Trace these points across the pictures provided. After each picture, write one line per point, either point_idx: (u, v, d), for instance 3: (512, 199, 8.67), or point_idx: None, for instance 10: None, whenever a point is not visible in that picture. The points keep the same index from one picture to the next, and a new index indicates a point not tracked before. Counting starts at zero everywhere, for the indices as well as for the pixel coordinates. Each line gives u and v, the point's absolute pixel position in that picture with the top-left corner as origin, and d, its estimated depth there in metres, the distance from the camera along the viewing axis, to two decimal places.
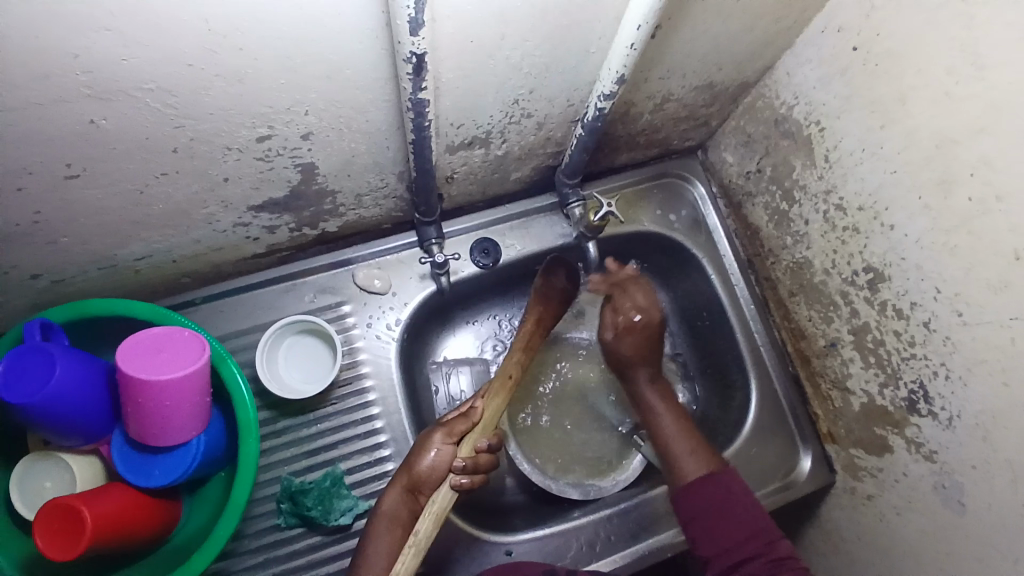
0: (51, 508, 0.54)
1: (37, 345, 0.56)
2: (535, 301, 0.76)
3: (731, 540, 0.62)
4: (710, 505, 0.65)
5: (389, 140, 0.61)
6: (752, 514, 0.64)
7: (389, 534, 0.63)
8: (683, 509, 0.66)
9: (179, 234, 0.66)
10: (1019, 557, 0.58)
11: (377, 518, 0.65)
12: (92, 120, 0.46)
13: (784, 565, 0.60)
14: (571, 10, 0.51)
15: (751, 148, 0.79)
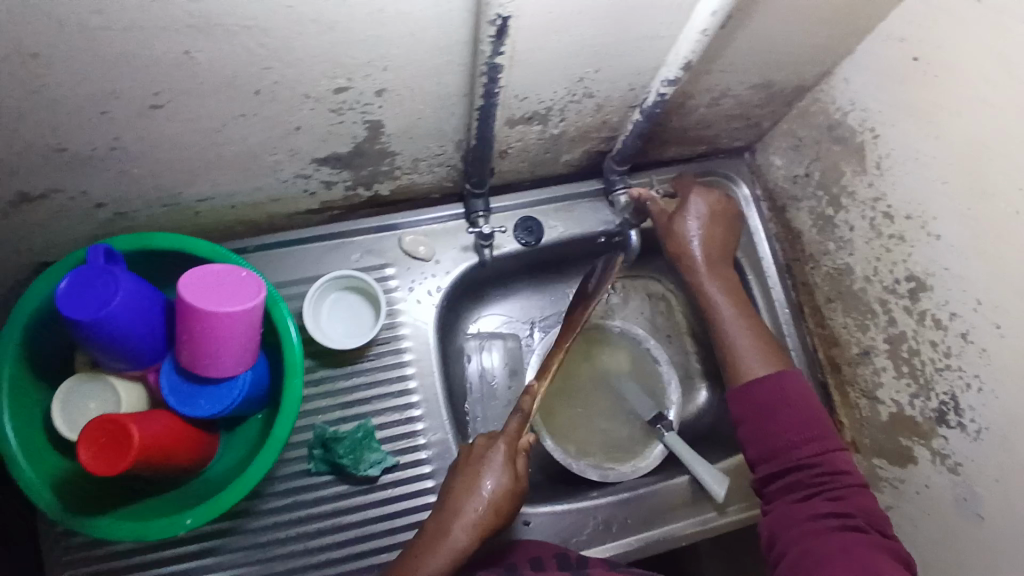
0: (99, 423, 0.56)
1: (100, 264, 0.57)
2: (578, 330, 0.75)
3: (784, 441, 0.66)
4: (765, 406, 0.68)
5: (456, 106, 0.63)
6: (813, 416, 0.67)
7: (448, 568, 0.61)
8: (738, 409, 0.70)
9: (243, 180, 0.69)
10: None
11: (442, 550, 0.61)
12: (187, 51, 0.48)
13: (833, 478, 0.63)
14: None
15: (800, 152, 0.80)
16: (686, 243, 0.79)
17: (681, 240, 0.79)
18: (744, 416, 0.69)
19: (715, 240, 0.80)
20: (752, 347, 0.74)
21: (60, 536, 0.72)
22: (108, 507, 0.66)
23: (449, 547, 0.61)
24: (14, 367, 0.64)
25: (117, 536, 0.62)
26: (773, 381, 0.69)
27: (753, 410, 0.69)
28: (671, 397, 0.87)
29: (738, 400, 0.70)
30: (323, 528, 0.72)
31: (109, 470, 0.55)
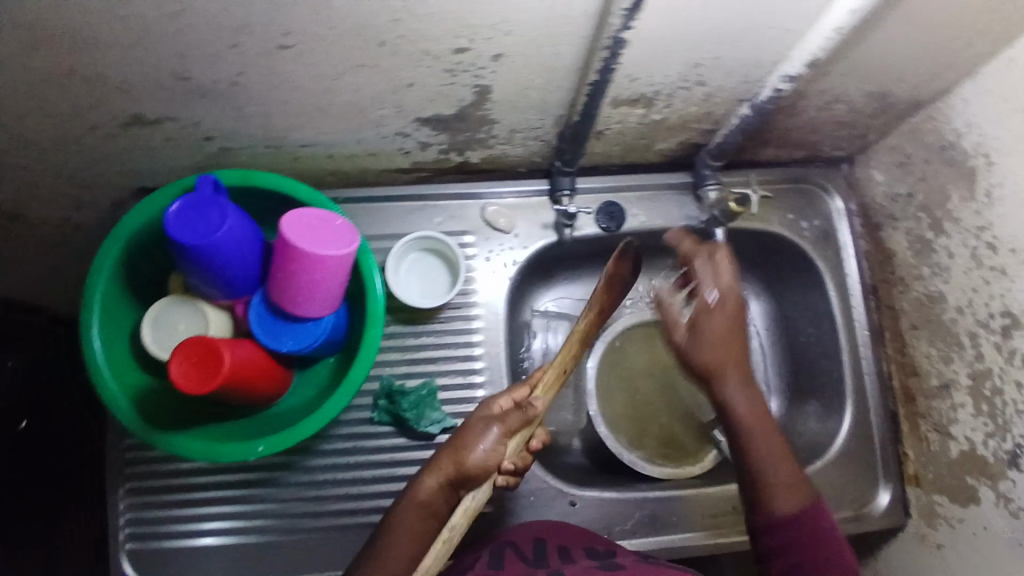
0: (194, 343, 0.59)
1: (211, 194, 0.60)
2: (602, 289, 0.75)
3: None
4: (802, 542, 0.60)
5: (566, 79, 0.62)
6: (844, 561, 0.60)
7: (416, 522, 0.59)
8: (769, 538, 0.61)
9: (346, 130, 0.70)
10: None
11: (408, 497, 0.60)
12: None
13: None
14: None
15: (905, 170, 0.77)
16: (716, 358, 0.65)
17: (702, 351, 0.65)
18: (777, 545, 0.61)
19: (738, 355, 0.66)
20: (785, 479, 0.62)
21: (131, 448, 0.76)
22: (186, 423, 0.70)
23: (414, 497, 0.60)
24: (108, 281, 0.67)
25: (193, 455, 0.65)
26: (811, 518, 0.61)
27: (790, 544, 0.60)
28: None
29: (771, 529, 0.61)
30: (378, 476, 0.77)
31: (199, 388, 0.59)
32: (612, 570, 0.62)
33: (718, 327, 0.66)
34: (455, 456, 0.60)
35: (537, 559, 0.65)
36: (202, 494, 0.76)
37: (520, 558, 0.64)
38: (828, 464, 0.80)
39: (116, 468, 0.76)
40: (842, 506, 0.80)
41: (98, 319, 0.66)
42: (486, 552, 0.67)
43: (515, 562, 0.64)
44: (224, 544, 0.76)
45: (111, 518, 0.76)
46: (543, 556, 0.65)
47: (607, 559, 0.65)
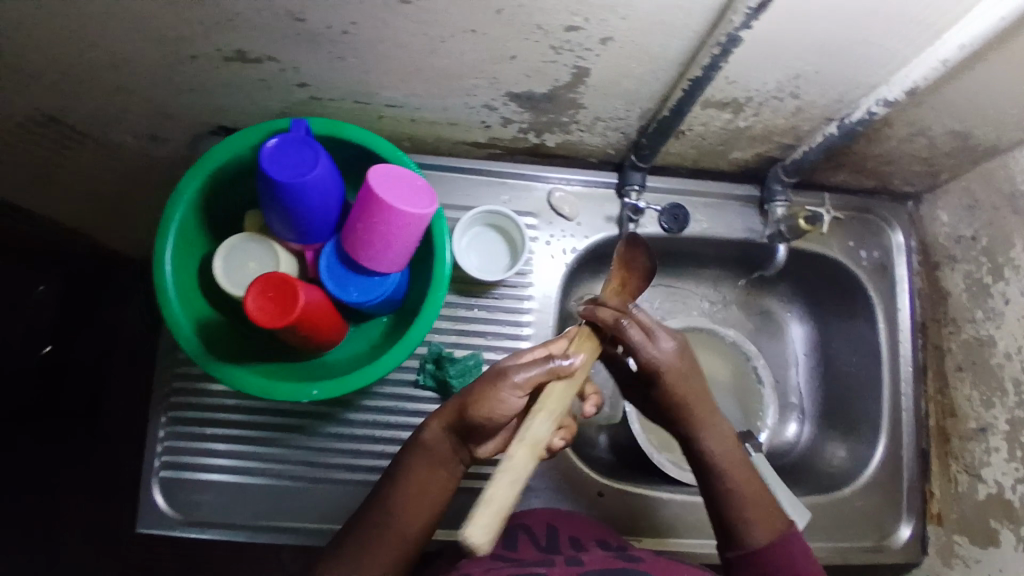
0: (270, 277, 0.61)
1: (305, 139, 0.62)
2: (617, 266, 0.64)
3: None
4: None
5: (665, 73, 0.63)
6: None
7: (423, 477, 0.61)
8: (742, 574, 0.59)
9: (437, 96, 0.71)
10: None
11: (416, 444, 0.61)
12: None
13: None
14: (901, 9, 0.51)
15: (973, 213, 0.77)
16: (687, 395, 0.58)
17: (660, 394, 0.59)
18: None
19: (701, 388, 0.60)
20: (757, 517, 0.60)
21: (179, 380, 0.79)
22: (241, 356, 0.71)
23: (421, 452, 0.61)
24: (188, 208, 0.69)
25: (249, 389, 0.66)
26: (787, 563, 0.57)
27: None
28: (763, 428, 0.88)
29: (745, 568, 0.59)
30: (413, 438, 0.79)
31: (270, 320, 0.60)
32: (629, 561, 0.61)
33: (673, 377, 0.58)
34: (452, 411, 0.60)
35: (551, 546, 0.65)
36: (226, 431, 0.79)
37: (532, 542, 0.66)
38: (854, 492, 0.81)
39: (161, 398, 0.79)
40: (862, 535, 0.81)
41: (173, 243, 0.68)
42: (500, 535, 0.68)
43: (528, 546, 0.65)
44: (236, 481, 0.78)
45: (150, 444, 0.79)
46: (556, 544, 0.66)
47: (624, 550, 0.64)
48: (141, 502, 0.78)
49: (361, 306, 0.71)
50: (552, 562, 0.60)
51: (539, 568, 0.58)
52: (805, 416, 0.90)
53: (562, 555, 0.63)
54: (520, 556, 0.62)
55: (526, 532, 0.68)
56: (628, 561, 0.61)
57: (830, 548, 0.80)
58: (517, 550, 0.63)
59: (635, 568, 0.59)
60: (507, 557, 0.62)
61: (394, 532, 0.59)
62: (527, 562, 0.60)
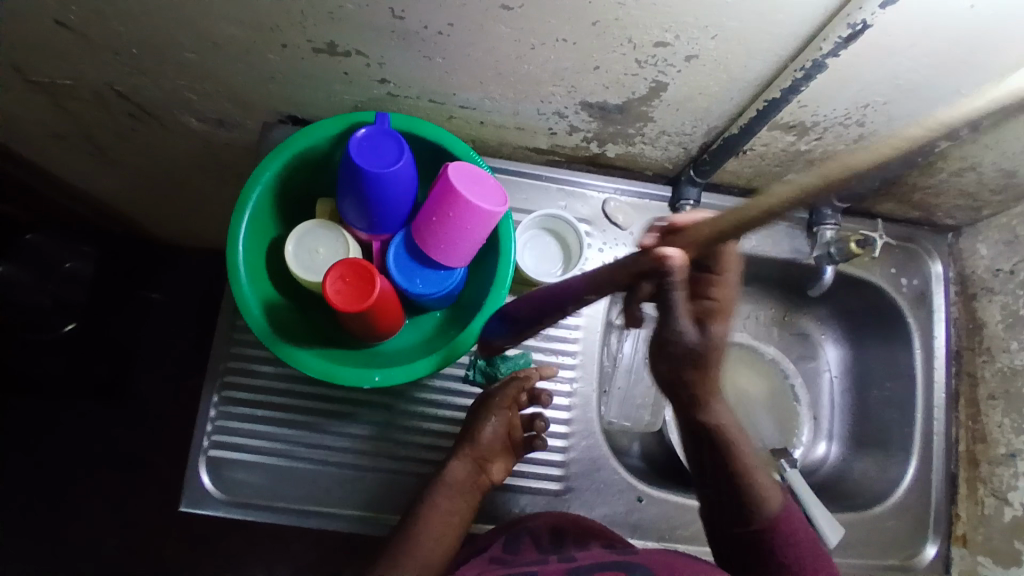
0: (349, 264, 0.62)
1: (389, 131, 0.65)
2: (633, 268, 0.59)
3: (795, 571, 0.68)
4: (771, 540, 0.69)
5: (741, 93, 0.66)
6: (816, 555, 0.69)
7: (447, 503, 0.73)
8: (734, 537, 0.72)
9: (512, 100, 0.74)
10: None
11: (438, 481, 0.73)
12: None
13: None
14: (980, 50, 0.54)
15: (1013, 249, 0.81)
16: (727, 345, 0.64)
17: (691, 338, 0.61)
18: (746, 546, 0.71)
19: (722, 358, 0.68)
20: (755, 483, 0.73)
21: (234, 360, 0.80)
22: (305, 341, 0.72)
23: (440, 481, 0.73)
24: (262, 189, 0.71)
25: (311, 370, 0.67)
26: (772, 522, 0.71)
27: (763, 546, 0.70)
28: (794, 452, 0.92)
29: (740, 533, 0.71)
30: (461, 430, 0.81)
31: (349, 306, 0.61)
32: (621, 552, 0.67)
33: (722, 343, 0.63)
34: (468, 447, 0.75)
35: (553, 542, 0.70)
36: (272, 413, 0.79)
37: (534, 545, 0.70)
38: (884, 511, 0.83)
39: (215, 376, 0.80)
40: (890, 553, 0.83)
41: (247, 222, 0.69)
42: (506, 530, 0.73)
43: (531, 542, 0.70)
44: (276, 464, 0.79)
45: (200, 422, 0.79)
46: (558, 539, 0.71)
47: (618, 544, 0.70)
48: (188, 480, 0.78)
49: (424, 299, 0.72)
50: (548, 560, 0.66)
51: (534, 567, 0.64)
52: (836, 437, 0.93)
53: (560, 551, 0.68)
54: (519, 557, 0.68)
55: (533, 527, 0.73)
56: (620, 552, 0.67)
57: (862, 565, 0.82)
58: (519, 551, 0.69)
59: (626, 559, 0.64)
60: (508, 558, 0.68)
61: (425, 542, 0.70)
62: (526, 563, 0.66)
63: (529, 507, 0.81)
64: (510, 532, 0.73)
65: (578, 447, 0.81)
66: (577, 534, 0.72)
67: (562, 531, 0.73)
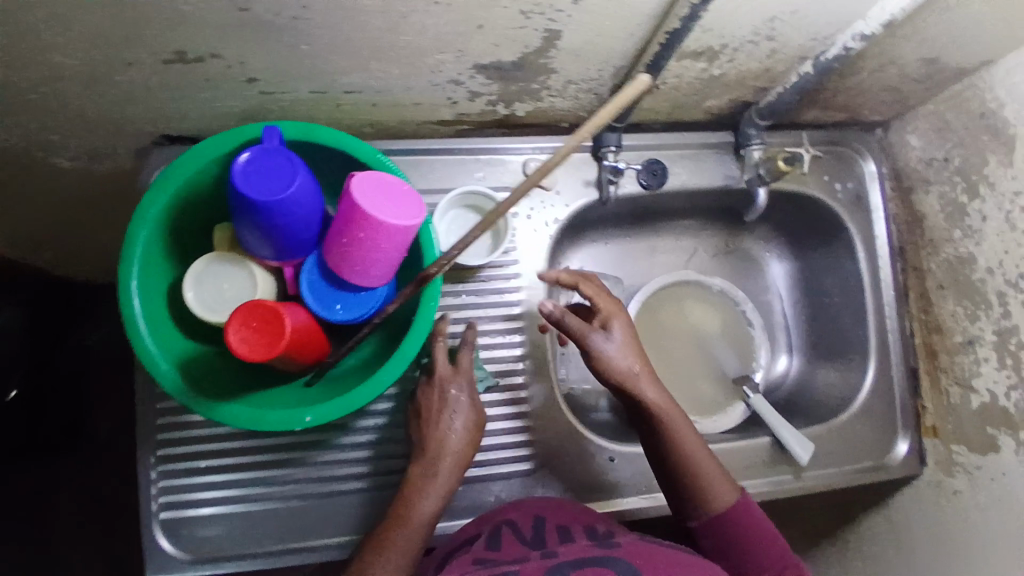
0: (254, 307, 0.57)
1: (280, 149, 0.58)
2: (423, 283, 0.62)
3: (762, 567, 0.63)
4: (739, 531, 0.65)
5: (642, 26, 0.61)
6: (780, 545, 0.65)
7: (441, 491, 0.66)
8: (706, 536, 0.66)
9: (400, 76, 0.67)
10: None
11: (431, 473, 0.66)
12: None
13: None
14: None
15: (943, 136, 0.79)
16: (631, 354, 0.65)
17: (619, 361, 0.64)
18: (715, 547, 0.65)
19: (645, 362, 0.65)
20: (719, 475, 0.67)
21: (163, 415, 0.74)
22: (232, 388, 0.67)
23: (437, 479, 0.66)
24: (150, 232, 0.64)
25: (235, 421, 0.62)
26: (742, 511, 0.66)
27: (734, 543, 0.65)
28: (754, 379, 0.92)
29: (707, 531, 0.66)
30: None
31: (261, 354, 0.57)
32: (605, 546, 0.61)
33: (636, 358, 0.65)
34: (452, 442, 0.67)
35: (535, 539, 0.65)
36: (218, 460, 0.75)
37: (517, 537, 0.65)
38: (852, 418, 0.84)
39: (147, 436, 0.74)
40: (863, 457, 0.84)
41: (138, 273, 0.63)
42: (482, 536, 0.67)
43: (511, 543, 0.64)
44: (234, 511, 0.75)
45: (142, 486, 0.74)
46: (541, 536, 0.65)
47: (603, 539, 0.64)
48: (143, 548, 0.73)
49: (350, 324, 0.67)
50: (527, 558, 0.59)
51: (513, 566, 0.57)
52: (793, 351, 0.94)
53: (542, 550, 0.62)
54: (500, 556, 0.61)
55: (514, 527, 0.68)
56: (606, 547, 0.61)
57: (838, 474, 0.83)
58: (499, 551, 0.63)
59: (610, 554, 0.58)
60: (487, 559, 0.61)
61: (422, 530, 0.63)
62: (504, 562, 0.59)
63: (504, 492, 0.78)
64: (488, 536, 0.67)
65: (543, 422, 0.79)
66: (562, 531, 0.66)
67: (545, 529, 0.67)
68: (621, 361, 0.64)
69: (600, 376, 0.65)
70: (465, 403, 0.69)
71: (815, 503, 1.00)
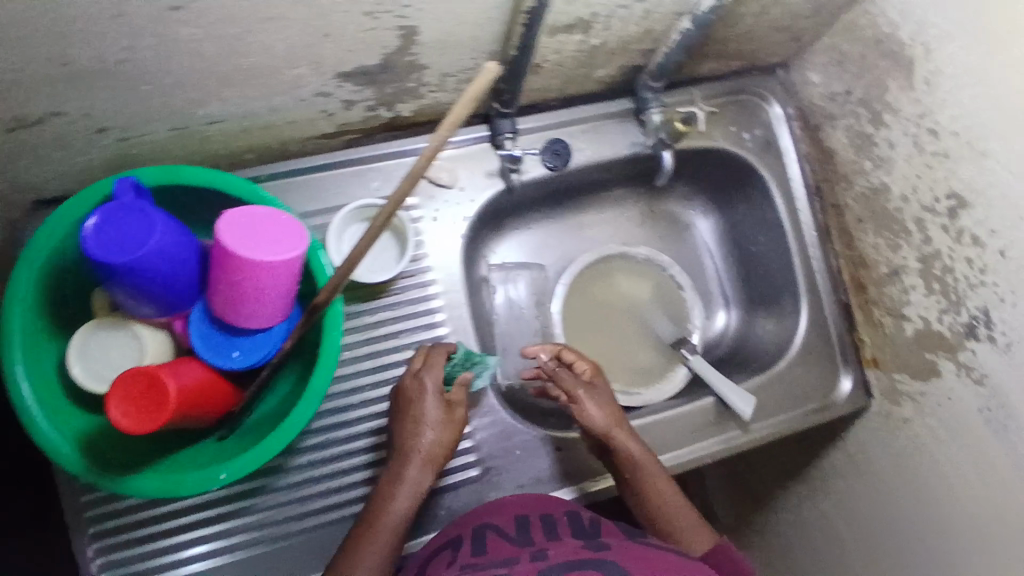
0: (134, 377, 0.55)
1: (132, 204, 0.54)
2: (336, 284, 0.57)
3: None
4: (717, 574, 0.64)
5: (501, 6, 0.57)
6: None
7: (417, 483, 0.66)
8: None
9: (260, 97, 0.62)
10: None
11: (404, 466, 0.67)
12: None
13: None
14: None
15: (843, 68, 0.77)
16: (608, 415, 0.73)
17: (591, 415, 0.73)
18: None
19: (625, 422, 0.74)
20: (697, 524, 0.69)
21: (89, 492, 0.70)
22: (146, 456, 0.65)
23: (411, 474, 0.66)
24: (24, 310, 0.60)
25: (145, 494, 0.60)
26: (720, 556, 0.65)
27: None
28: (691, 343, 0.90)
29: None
30: (359, 464, 0.74)
31: (148, 425, 0.55)
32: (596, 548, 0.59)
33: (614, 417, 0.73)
34: (426, 437, 0.67)
35: (522, 539, 0.63)
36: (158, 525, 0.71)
37: (502, 536, 0.64)
38: (791, 363, 0.84)
39: (76, 517, 0.70)
40: (807, 399, 0.84)
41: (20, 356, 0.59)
42: (466, 539, 0.65)
43: (499, 545, 0.62)
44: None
45: (79, 568, 0.69)
46: (528, 536, 0.64)
47: (593, 540, 0.62)
48: None
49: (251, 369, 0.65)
50: (516, 560, 0.58)
51: (502, 570, 0.55)
52: (730, 305, 0.94)
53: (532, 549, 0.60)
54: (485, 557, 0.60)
55: (498, 528, 0.66)
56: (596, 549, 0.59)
57: (787, 421, 0.83)
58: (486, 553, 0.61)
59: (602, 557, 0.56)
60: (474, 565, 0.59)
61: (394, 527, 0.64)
62: (493, 565, 0.57)
63: (456, 502, 0.76)
64: (471, 538, 0.65)
65: (483, 425, 0.78)
66: (547, 529, 0.65)
67: (530, 528, 0.65)
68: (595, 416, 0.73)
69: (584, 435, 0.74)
70: (438, 397, 0.69)
71: (779, 447, 1.00)
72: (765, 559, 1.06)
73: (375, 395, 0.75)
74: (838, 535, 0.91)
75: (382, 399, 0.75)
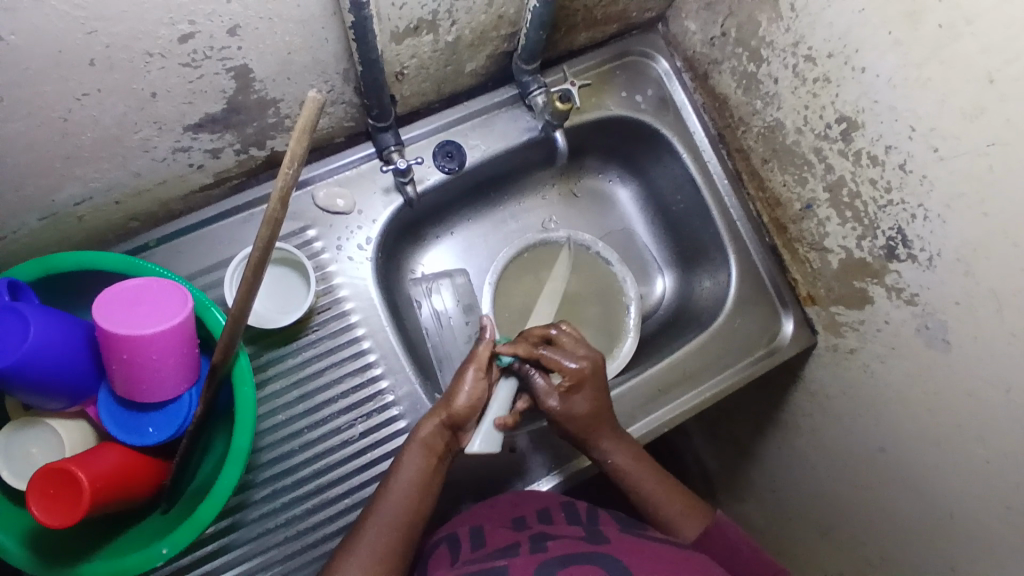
0: (45, 473, 0.52)
1: (5, 304, 0.52)
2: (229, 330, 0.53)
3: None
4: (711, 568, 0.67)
5: (327, 28, 0.57)
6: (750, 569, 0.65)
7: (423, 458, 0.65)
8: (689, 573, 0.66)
9: (116, 167, 0.60)
10: (1012, 386, 0.59)
11: (409, 441, 0.65)
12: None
13: None
14: None
15: (713, 11, 0.76)
16: (581, 425, 0.70)
17: (575, 417, 0.69)
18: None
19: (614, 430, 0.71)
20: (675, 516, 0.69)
21: None
22: (90, 544, 0.63)
23: (411, 457, 0.65)
24: None
25: None
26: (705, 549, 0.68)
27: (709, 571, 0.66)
28: (629, 319, 0.88)
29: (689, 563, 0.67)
30: (312, 508, 0.71)
31: (69, 518, 0.52)
32: (596, 542, 0.57)
33: (582, 426, 0.70)
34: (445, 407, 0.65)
35: (521, 530, 0.62)
36: None
37: (502, 529, 0.62)
38: (730, 316, 0.83)
39: None
40: (753, 347, 0.83)
41: None
42: (464, 534, 0.63)
43: (497, 537, 0.61)
44: None
45: None
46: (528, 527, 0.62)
47: (592, 531, 0.61)
48: None
49: (171, 439, 0.64)
50: (516, 551, 0.56)
51: (500, 563, 0.54)
52: (664, 268, 0.95)
53: (532, 538, 0.59)
54: (490, 549, 0.59)
55: (496, 522, 0.64)
56: (595, 542, 0.57)
57: (736, 375, 0.81)
58: (486, 546, 0.60)
59: (601, 551, 0.55)
60: (475, 559, 0.58)
61: (391, 527, 0.62)
62: (494, 557, 0.56)
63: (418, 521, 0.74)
64: (468, 533, 0.63)
65: None
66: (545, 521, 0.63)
67: (528, 521, 0.64)
68: (579, 415, 0.69)
69: (560, 428, 0.71)
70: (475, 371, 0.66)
71: (751, 398, 0.98)
72: (763, 515, 1.02)
73: (315, 436, 0.72)
74: (816, 478, 0.88)
75: (322, 440, 0.72)
